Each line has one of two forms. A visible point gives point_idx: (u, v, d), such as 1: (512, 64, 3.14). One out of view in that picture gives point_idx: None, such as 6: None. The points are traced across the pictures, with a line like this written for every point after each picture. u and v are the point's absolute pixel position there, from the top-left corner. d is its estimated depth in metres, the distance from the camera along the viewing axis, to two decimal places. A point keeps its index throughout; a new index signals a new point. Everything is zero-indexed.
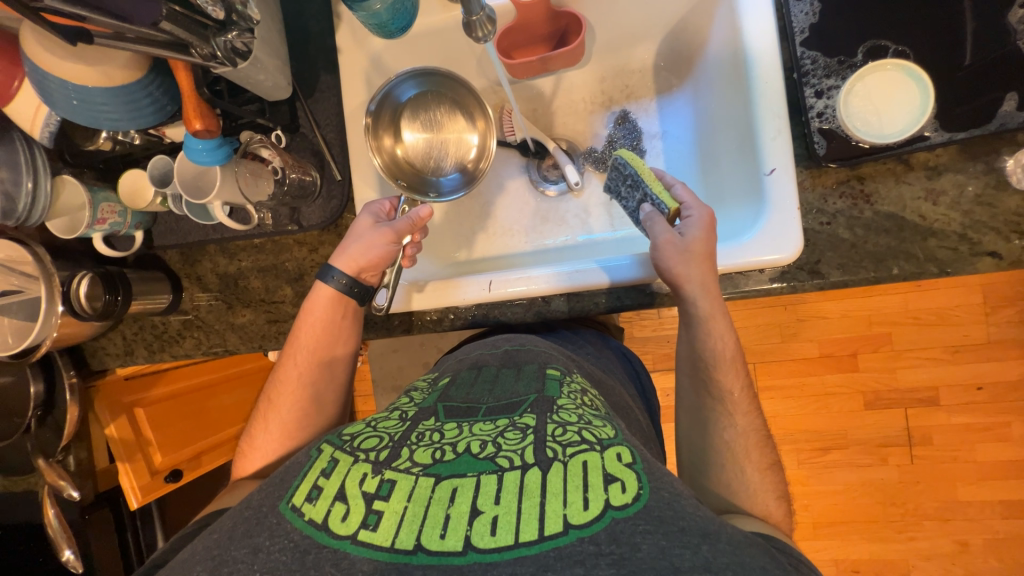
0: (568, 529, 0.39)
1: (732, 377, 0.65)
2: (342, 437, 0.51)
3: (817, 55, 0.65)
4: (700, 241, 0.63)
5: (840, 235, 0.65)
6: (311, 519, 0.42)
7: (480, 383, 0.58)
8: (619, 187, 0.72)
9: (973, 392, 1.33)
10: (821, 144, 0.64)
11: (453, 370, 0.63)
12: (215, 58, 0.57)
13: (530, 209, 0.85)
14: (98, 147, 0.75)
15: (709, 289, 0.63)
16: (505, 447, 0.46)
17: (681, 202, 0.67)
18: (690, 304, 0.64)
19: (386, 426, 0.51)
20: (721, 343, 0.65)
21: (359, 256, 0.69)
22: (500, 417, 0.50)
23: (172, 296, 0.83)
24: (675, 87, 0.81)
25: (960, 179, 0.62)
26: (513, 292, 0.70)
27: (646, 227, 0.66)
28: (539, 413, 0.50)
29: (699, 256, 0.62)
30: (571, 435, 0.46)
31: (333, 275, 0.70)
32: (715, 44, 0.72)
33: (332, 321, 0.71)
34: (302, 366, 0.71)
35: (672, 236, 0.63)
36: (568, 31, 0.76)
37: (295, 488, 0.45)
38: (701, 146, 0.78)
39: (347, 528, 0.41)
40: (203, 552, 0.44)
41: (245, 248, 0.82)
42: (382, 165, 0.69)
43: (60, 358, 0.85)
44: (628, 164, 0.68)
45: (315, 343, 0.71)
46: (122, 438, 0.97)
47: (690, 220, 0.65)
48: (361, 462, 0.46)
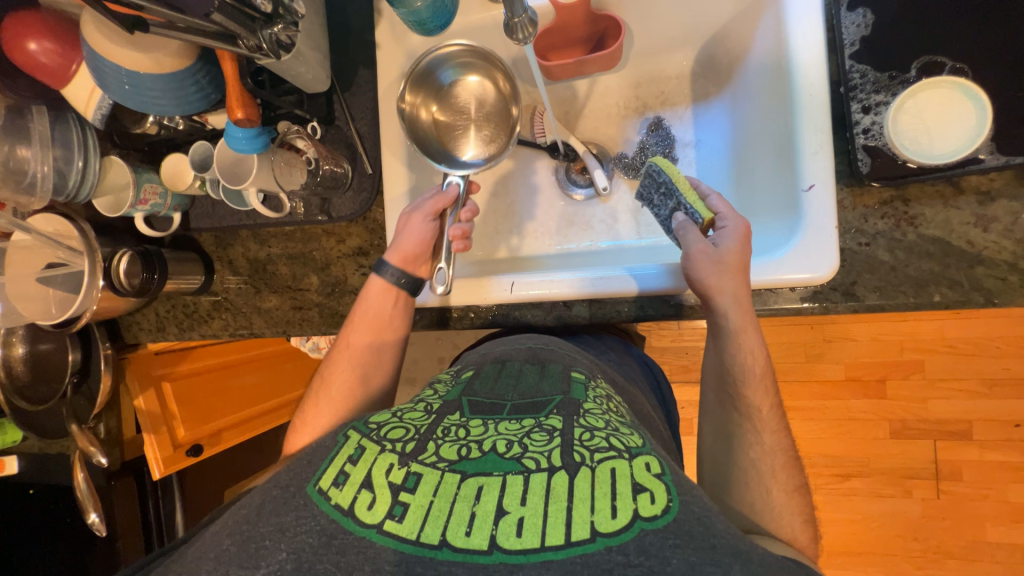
0: (595, 537, 0.39)
1: (762, 394, 0.63)
2: (368, 426, 0.52)
3: (867, 69, 0.62)
4: (735, 253, 0.61)
5: (880, 257, 0.62)
6: (339, 504, 0.43)
7: (504, 380, 0.58)
8: (651, 195, 0.69)
9: (1010, 429, 1.26)
10: (865, 161, 0.61)
11: (476, 366, 0.63)
12: (261, 49, 0.58)
13: (556, 212, 0.84)
14: (145, 130, 0.77)
15: (741, 304, 0.62)
16: (531, 449, 0.45)
17: (717, 213, 0.65)
18: (721, 318, 0.63)
19: (412, 418, 0.52)
20: (751, 360, 0.63)
21: (409, 245, 0.70)
22: (525, 417, 0.50)
23: (204, 277, 0.85)
24: (713, 95, 0.79)
25: (1015, 205, 0.59)
26: (535, 294, 0.70)
27: (679, 237, 0.64)
28: (565, 415, 0.50)
29: (732, 268, 0.61)
30: (598, 441, 0.46)
31: (386, 268, 0.71)
32: (758, 53, 0.70)
33: (386, 308, 0.72)
34: (353, 348, 0.72)
35: (706, 247, 0.61)
36: (606, 35, 0.75)
37: (322, 471, 0.46)
38: (736, 157, 0.77)
39: (373, 517, 0.42)
40: (233, 525, 0.45)
41: (275, 235, 0.84)
42: (413, 137, 0.69)
43: (98, 330, 0.89)
44: (663, 172, 0.65)
45: (367, 328, 0.72)
46: (149, 410, 1.00)
47: (725, 231, 0.63)
48: (388, 452, 0.47)
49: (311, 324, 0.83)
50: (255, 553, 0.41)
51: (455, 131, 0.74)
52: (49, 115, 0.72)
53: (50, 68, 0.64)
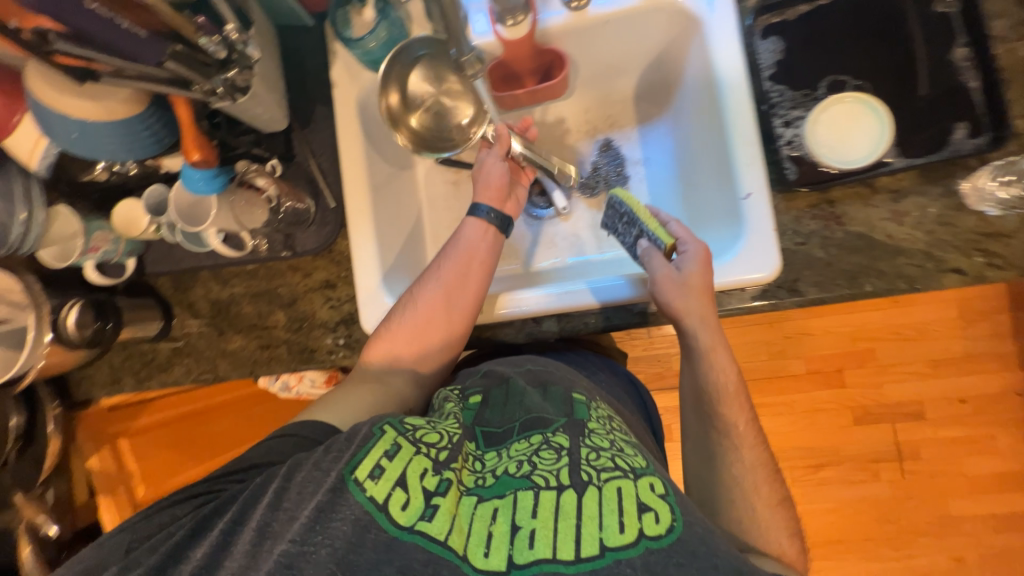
0: (604, 552, 0.43)
1: (736, 410, 0.66)
2: (403, 423, 0.56)
3: (783, 88, 0.69)
4: (697, 275, 0.65)
5: (815, 254, 0.68)
6: (373, 497, 0.47)
7: (512, 400, 0.62)
8: (615, 225, 0.75)
9: (957, 405, 1.35)
10: (792, 169, 0.68)
11: (482, 388, 0.66)
12: (215, 93, 0.59)
13: (520, 232, 0.88)
14: (94, 177, 0.75)
15: (708, 323, 0.66)
16: (541, 467, 0.50)
17: (678, 238, 0.69)
18: (691, 338, 0.67)
19: (442, 426, 0.57)
20: (723, 377, 0.67)
21: (494, 185, 0.75)
22: (535, 434, 0.55)
23: (163, 323, 0.83)
24: (655, 116, 0.86)
25: (922, 201, 0.66)
26: (505, 313, 0.73)
27: (644, 262, 0.69)
28: (573, 434, 0.53)
29: (697, 290, 0.65)
30: (605, 461, 0.50)
31: (483, 209, 0.74)
32: (690, 77, 0.77)
33: (479, 246, 0.73)
34: (447, 281, 0.71)
35: (669, 272, 0.65)
36: (552, 66, 0.79)
37: (358, 460, 0.50)
38: (681, 171, 0.83)
39: (405, 518, 0.46)
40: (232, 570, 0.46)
41: (238, 274, 0.83)
42: (398, 127, 0.73)
43: (42, 390, 0.84)
44: (623, 202, 0.71)
45: (459, 263, 0.72)
46: (103, 470, 0.99)
47: (686, 255, 0.66)
48: (421, 456, 0.52)
49: (280, 362, 0.81)
50: None
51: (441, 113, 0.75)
52: None
53: None
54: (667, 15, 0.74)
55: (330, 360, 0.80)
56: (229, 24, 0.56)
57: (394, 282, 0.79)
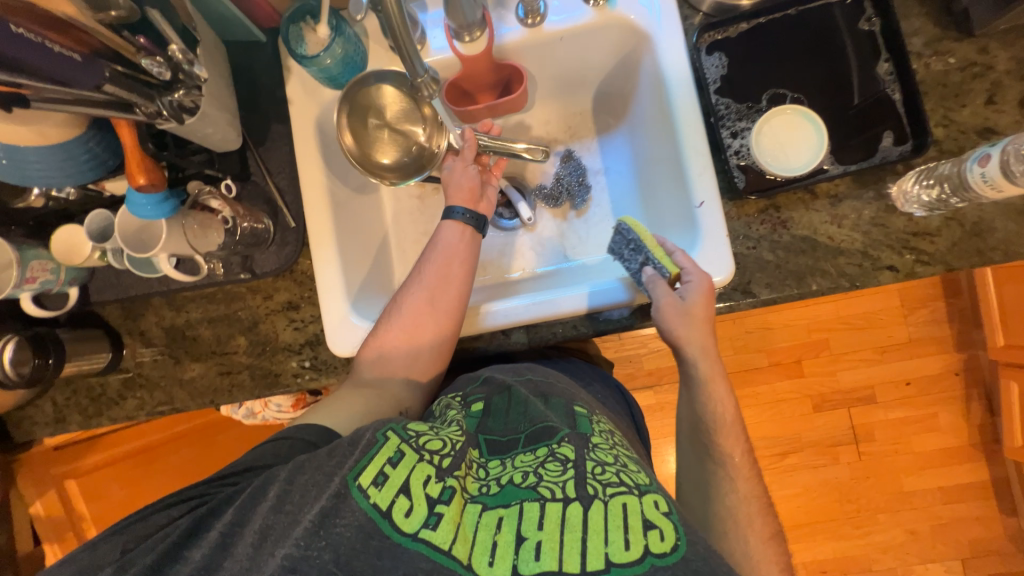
0: (610, 567, 0.43)
1: (733, 441, 0.68)
2: (407, 430, 0.55)
3: (729, 101, 0.73)
4: (700, 306, 0.66)
5: (766, 257, 0.72)
6: (377, 504, 0.47)
7: (515, 410, 0.61)
8: (621, 251, 0.74)
9: (903, 388, 1.45)
10: (740, 177, 0.72)
11: (484, 394, 0.66)
12: (161, 115, 0.57)
13: (487, 244, 0.89)
14: (28, 204, 0.71)
15: (705, 349, 0.68)
16: (546, 478, 0.50)
17: (682, 267, 0.68)
18: (691, 366, 0.69)
19: (448, 434, 0.57)
20: (721, 408, 0.68)
21: (465, 188, 0.74)
22: (540, 445, 0.55)
23: (112, 355, 0.78)
24: (613, 127, 0.89)
25: (857, 204, 0.71)
26: (475, 326, 0.73)
27: (647, 290, 0.68)
28: (578, 446, 0.54)
29: (699, 320, 0.66)
30: (610, 476, 0.50)
31: (457, 213, 0.73)
32: (643, 91, 0.81)
33: (458, 248, 0.72)
34: (429, 281, 0.71)
35: (672, 300, 0.66)
36: (511, 80, 0.80)
37: (363, 466, 0.49)
38: (639, 180, 0.86)
39: (410, 526, 0.46)
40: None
41: (194, 299, 0.79)
42: (362, 164, 0.73)
43: None
44: (632, 229, 0.71)
45: (440, 263, 0.72)
46: (50, 516, 0.96)
47: (689, 285, 0.67)
48: (426, 463, 0.51)
49: (243, 389, 0.78)
50: None
51: (401, 140, 0.75)
52: None
53: None
54: (618, 31, 0.77)
55: (296, 384, 0.78)
56: (173, 44, 0.54)
57: (361, 301, 0.77)
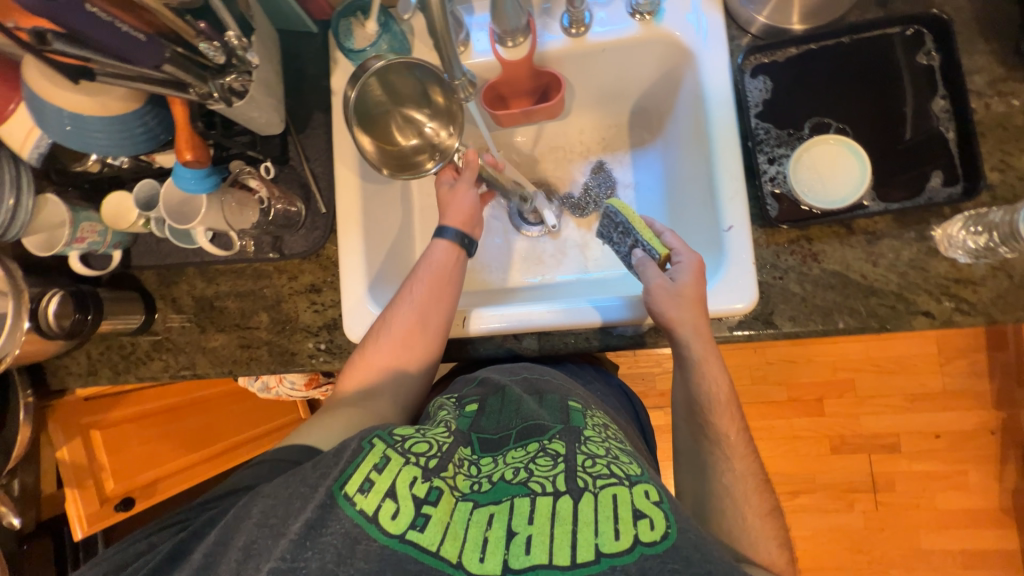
0: (600, 558, 0.43)
1: (728, 420, 0.68)
2: (392, 435, 0.55)
3: (770, 126, 0.72)
4: (690, 287, 0.66)
5: (792, 289, 0.69)
6: (363, 509, 0.47)
7: (508, 409, 0.62)
8: (611, 233, 0.76)
9: (931, 440, 1.37)
10: (773, 206, 0.70)
11: (479, 397, 0.66)
12: (212, 96, 0.60)
13: (510, 247, 0.90)
14: (86, 168, 0.75)
15: (700, 333, 0.66)
16: (537, 473, 0.51)
17: (672, 248, 0.70)
18: (684, 349, 0.67)
19: (435, 434, 0.57)
20: (715, 387, 0.68)
21: (460, 209, 0.75)
22: (531, 442, 0.56)
23: (145, 316, 0.82)
24: (647, 142, 0.88)
25: (896, 244, 0.68)
26: (486, 328, 0.74)
27: (638, 272, 0.71)
28: (568, 441, 0.55)
29: (690, 301, 0.66)
30: (600, 468, 0.51)
31: (448, 232, 0.75)
32: (681, 108, 0.80)
33: (448, 270, 0.74)
34: (420, 302, 0.72)
35: (663, 282, 0.67)
36: (549, 88, 0.80)
37: (348, 475, 0.50)
38: (669, 198, 0.85)
39: (396, 527, 0.46)
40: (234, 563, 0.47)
41: (224, 273, 0.83)
42: (377, 159, 0.70)
43: (18, 376, 0.83)
44: (620, 213, 0.71)
45: (431, 284, 0.73)
46: (74, 462, 0.94)
47: (680, 265, 0.68)
48: (412, 465, 0.51)
49: (260, 363, 0.81)
50: None
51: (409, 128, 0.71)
52: None
53: None
54: (662, 46, 0.76)
55: (310, 364, 0.80)
56: (230, 31, 0.56)
57: (379, 291, 0.79)
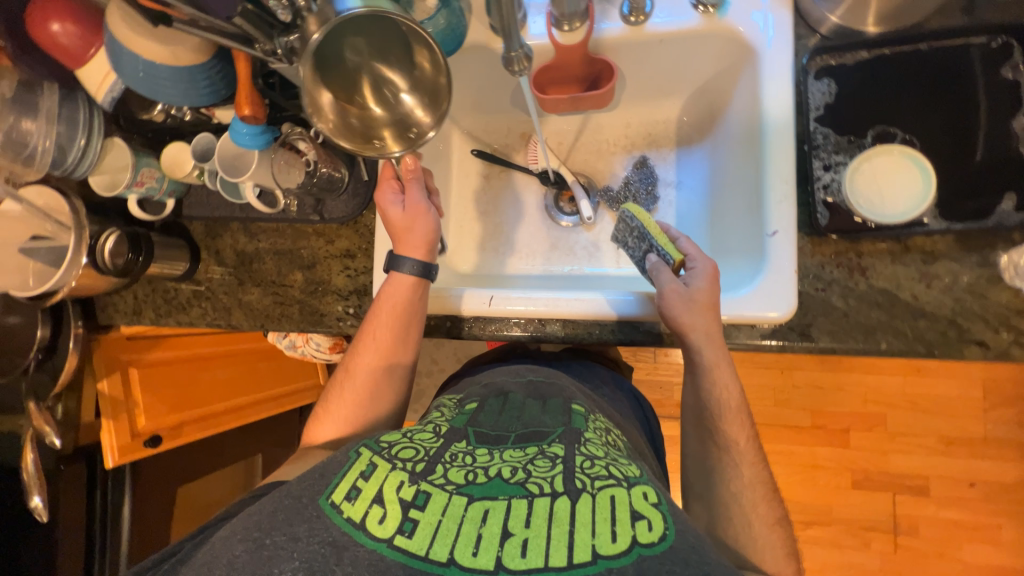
0: (597, 559, 0.40)
1: (737, 428, 0.66)
2: (379, 443, 0.53)
3: (829, 132, 0.68)
4: (704, 292, 0.65)
5: (834, 302, 0.66)
6: (350, 517, 0.45)
7: (508, 412, 0.60)
8: (625, 238, 0.75)
9: (965, 488, 1.29)
10: (823, 214, 0.67)
11: (479, 397, 0.65)
12: (275, 54, 0.61)
13: (543, 235, 0.90)
14: (151, 117, 0.78)
15: (714, 339, 0.65)
16: (535, 474, 0.47)
17: (686, 254, 0.70)
18: (695, 353, 0.66)
19: (422, 439, 0.54)
20: (725, 395, 0.66)
21: (419, 233, 0.72)
22: (529, 444, 0.53)
23: (189, 265, 0.86)
24: (695, 141, 0.86)
25: (954, 267, 0.64)
26: (512, 310, 0.74)
27: (651, 276, 0.69)
28: (567, 443, 0.52)
29: (703, 306, 0.65)
30: (599, 469, 0.48)
31: (404, 264, 0.72)
32: (736, 108, 0.78)
33: (408, 299, 0.72)
34: (382, 347, 0.72)
35: (677, 286, 0.65)
36: (600, 76, 0.79)
37: (335, 485, 0.47)
38: (711, 200, 0.83)
39: (384, 531, 0.43)
40: (245, 532, 0.46)
41: (266, 230, 0.85)
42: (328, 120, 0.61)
43: (72, 308, 0.88)
44: (634, 217, 0.71)
45: (387, 315, 0.72)
46: (112, 395, 0.99)
47: (695, 271, 0.67)
48: (399, 470, 0.48)
49: (290, 320, 0.84)
50: (266, 561, 0.43)
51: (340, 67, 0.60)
52: (59, 92, 0.74)
53: (69, 49, 0.66)
54: (724, 41, 0.73)
55: (337, 327, 0.82)
56: None
57: None
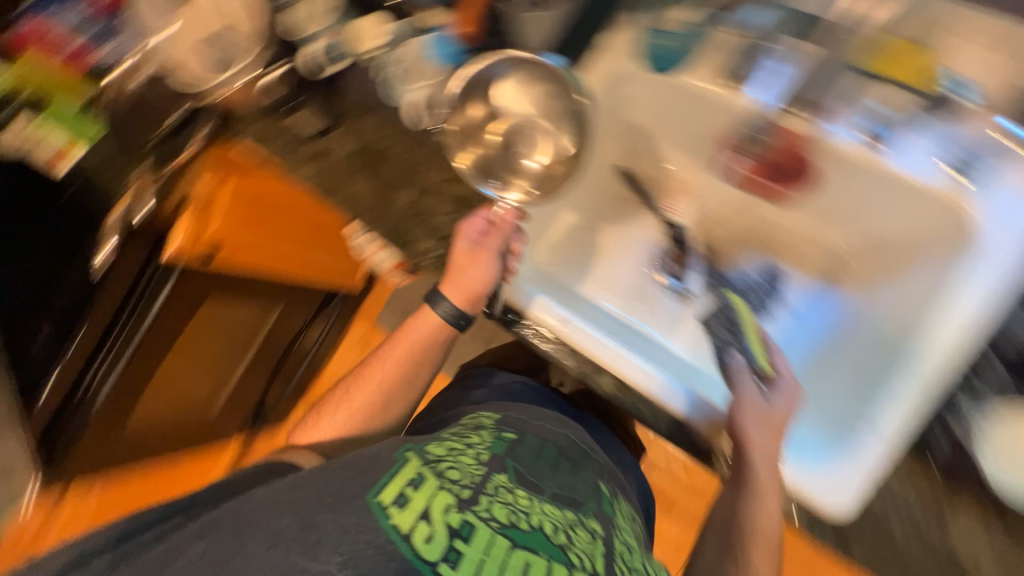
0: None
1: (766, 560, 0.69)
2: (424, 452, 0.65)
3: (1000, 367, 0.62)
4: (781, 412, 0.69)
5: (893, 518, 0.68)
6: (397, 525, 0.54)
7: (545, 465, 0.69)
8: (716, 326, 0.82)
9: None
10: (943, 447, 0.65)
11: (517, 431, 0.74)
12: None
13: (642, 283, 0.92)
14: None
15: (771, 463, 0.66)
16: (573, 543, 0.58)
17: (778, 369, 0.72)
18: (750, 470, 0.67)
19: (466, 463, 0.64)
20: (766, 517, 0.67)
21: (470, 283, 0.78)
22: (567, 508, 0.63)
23: (324, 128, 0.87)
24: (842, 282, 0.84)
25: None
26: (579, 341, 0.75)
27: (734, 378, 0.71)
28: (602, 522, 0.64)
29: (774, 424, 0.68)
30: (620, 546, 0.62)
31: (441, 303, 0.80)
32: (908, 282, 0.73)
33: (430, 336, 0.83)
34: (388, 377, 0.83)
35: (757, 397, 0.68)
36: (791, 174, 0.79)
37: (382, 486, 0.59)
38: (825, 346, 0.80)
39: (431, 552, 0.53)
40: (292, 506, 0.57)
41: (402, 136, 0.85)
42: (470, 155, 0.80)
43: (207, 109, 0.92)
44: (734, 308, 0.83)
45: (406, 344, 0.83)
46: (201, 197, 1.02)
47: (781, 389, 0.70)
48: (447, 493, 0.58)
49: (381, 227, 0.86)
50: (310, 543, 0.53)
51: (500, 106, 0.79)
52: None
53: None
54: (946, 217, 0.66)
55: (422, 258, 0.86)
56: None
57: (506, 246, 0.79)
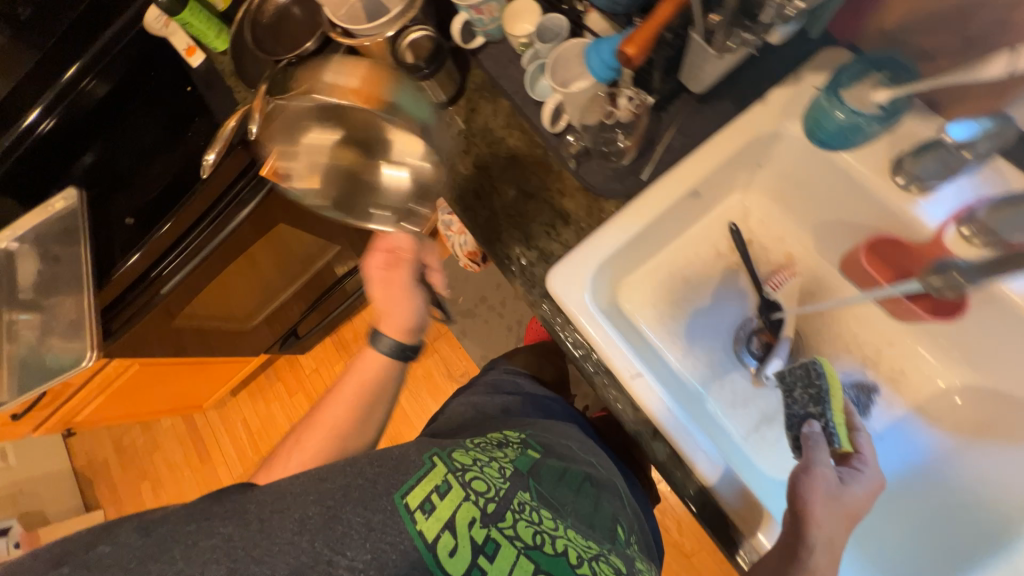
0: None
1: None
2: (450, 458, 0.61)
3: None
4: (855, 499, 0.62)
5: None
6: (422, 533, 0.53)
7: (568, 488, 0.68)
8: (793, 385, 0.71)
9: None
10: None
11: (542, 449, 0.72)
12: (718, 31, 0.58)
13: (717, 350, 0.86)
14: None
15: (831, 555, 0.59)
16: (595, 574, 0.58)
17: (858, 451, 0.66)
18: (807, 553, 0.58)
19: (491, 474, 0.61)
20: None
21: (397, 318, 0.75)
22: (592, 539, 0.62)
23: (445, 100, 0.86)
24: (939, 423, 0.78)
25: None
26: (648, 401, 0.69)
27: (807, 442, 0.65)
28: (621, 556, 0.64)
29: (845, 510, 0.61)
30: None
31: (380, 341, 0.73)
32: None
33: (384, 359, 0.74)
34: (347, 406, 0.71)
35: (829, 475, 0.62)
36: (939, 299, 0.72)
37: (409, 486, 0.56)
38: (901, 487, 0.76)
39: (455, 565, 0.53)
40: (317, 495, 0.54)
41: (522, 132, 0.83)
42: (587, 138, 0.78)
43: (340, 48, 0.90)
44: (825, 375, 0.69)
45: (361, 373, 0.73)
46: None
47: (858, 473, 0.64)
48: (471, 504, 0.57)
49: (469, 218, 0.82)
50: (337, 535, 0.52)
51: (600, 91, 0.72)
52: None
53: None
54: None
55: (503, 263, 0.80)
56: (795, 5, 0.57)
57: (598, 282, 0.76)
